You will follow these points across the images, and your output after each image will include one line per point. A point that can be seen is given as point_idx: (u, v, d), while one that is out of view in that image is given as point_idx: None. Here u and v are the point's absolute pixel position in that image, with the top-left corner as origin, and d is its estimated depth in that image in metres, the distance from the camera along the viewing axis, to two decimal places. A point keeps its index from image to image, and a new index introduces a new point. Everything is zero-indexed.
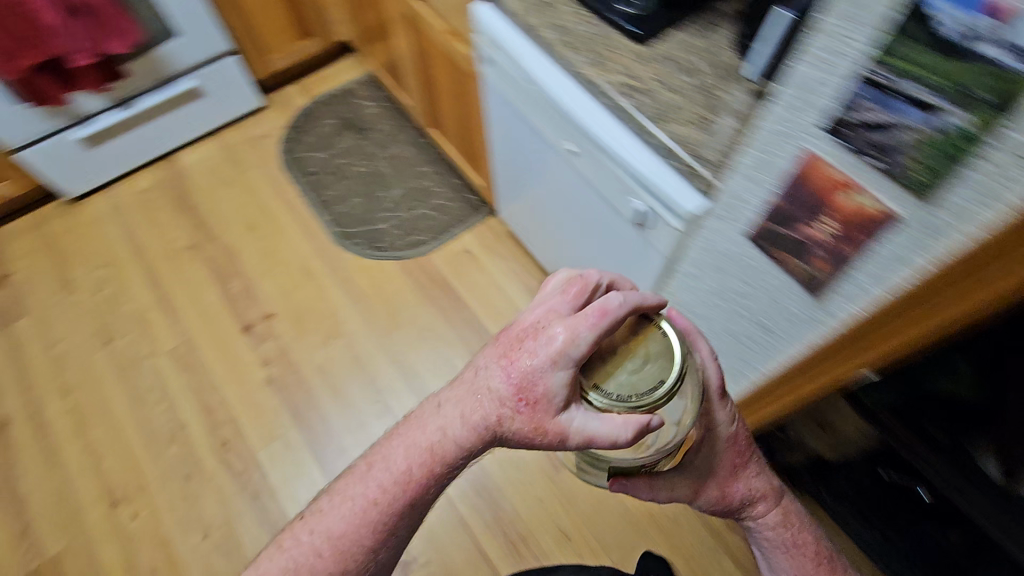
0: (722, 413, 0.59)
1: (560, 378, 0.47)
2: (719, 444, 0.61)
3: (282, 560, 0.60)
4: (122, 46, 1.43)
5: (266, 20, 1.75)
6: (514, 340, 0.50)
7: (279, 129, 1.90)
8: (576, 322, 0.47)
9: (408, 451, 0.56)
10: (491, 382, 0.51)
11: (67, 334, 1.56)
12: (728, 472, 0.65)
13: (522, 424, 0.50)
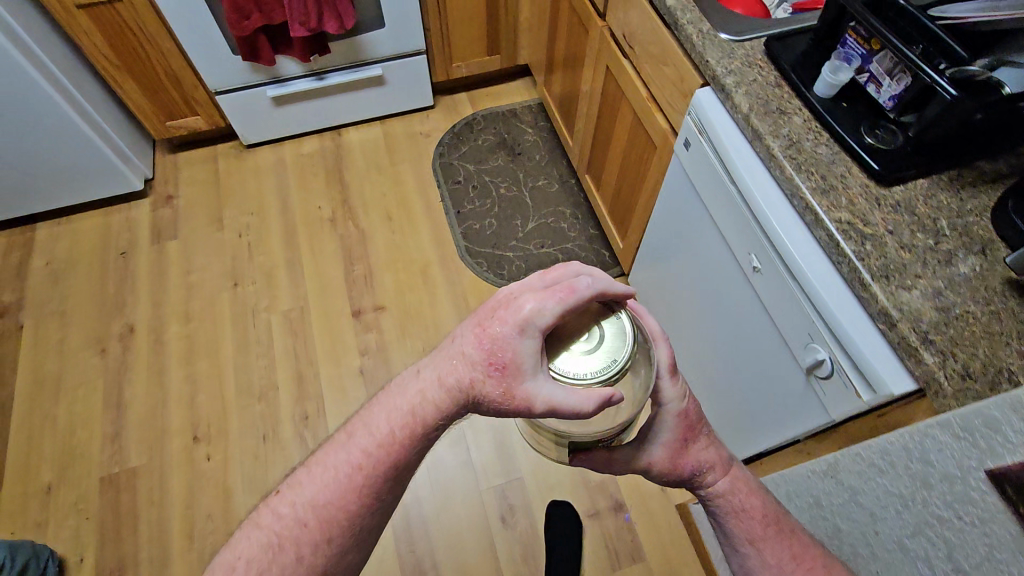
0: (674, 382, 0.60)
1: (530, 347, 0.49)
2: (668, 415, 0.61)
3: (260, 535, 0.58)
4: (337, 28, 1.52)
5: (462, 30, 1.79)
6: (488, 309, 0.51)
7: (441, 132, 1.96)
8: (548, 301, 0.48)
9: (388, 416, 0.56)
10: (462, 349, 0.51)
11: (204, 267, 1.68)
12: (678, 448, 0.63)
13: (490, 390, 0.50)
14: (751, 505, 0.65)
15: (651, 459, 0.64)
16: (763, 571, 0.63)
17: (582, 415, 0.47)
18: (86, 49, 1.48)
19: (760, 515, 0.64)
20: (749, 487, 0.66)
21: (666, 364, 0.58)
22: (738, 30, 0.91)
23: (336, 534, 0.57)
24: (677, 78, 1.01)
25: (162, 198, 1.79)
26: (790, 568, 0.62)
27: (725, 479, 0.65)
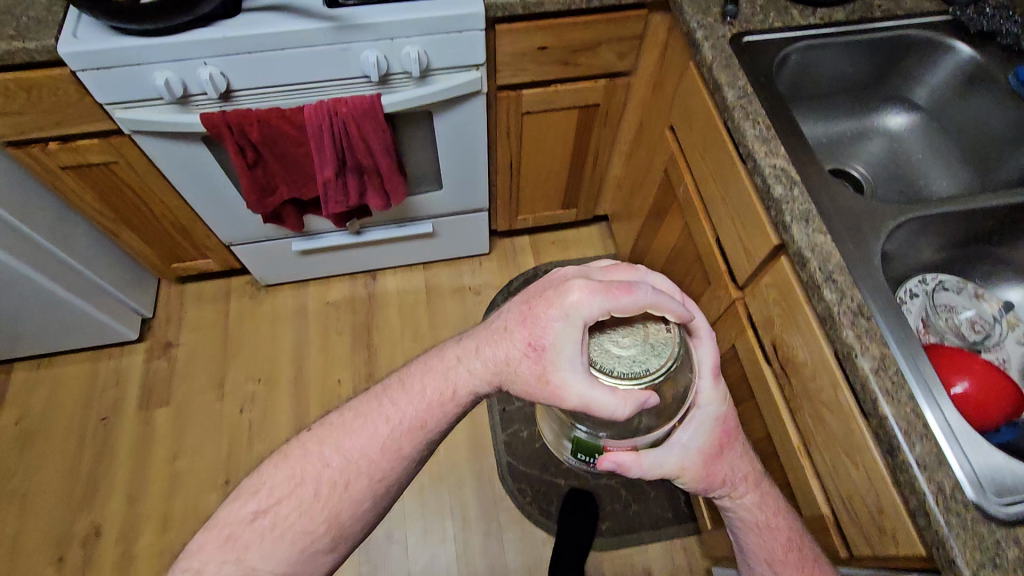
0: (711, 383, 0.53)
1: (570, 335, 0.49)
2: (704, 421, 0.54)
3: (287, 469, 0.60)
4: (381, 204, 1.19)
5: (536, 189, 1.45)
6: (540, 291, 0.53)
7: (493, 289, 1.63)
8: (597, 297, 0.49)
9: (425, 375, 0.59)
10: (507, 326, 0.55)
11: (194, 450, 1.39)
12: (713, 455, 0.57)
13: (526, 369, 0.52)
14: (774, 518, 0.62)
15: (678, 470, 0.56)
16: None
17: (613, 419, 0.46)
18: (74, 205, 1.19)
19: (772, 512, 0.62)
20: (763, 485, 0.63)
21: (707, 368, 0.52)
22: (1006, 501, 0.56)
23: (357, 481, 0.58)
24: (869, 494, 0.66)
25: (160, 343, 1.52)
26: None
27: (749, 473, 0.61)
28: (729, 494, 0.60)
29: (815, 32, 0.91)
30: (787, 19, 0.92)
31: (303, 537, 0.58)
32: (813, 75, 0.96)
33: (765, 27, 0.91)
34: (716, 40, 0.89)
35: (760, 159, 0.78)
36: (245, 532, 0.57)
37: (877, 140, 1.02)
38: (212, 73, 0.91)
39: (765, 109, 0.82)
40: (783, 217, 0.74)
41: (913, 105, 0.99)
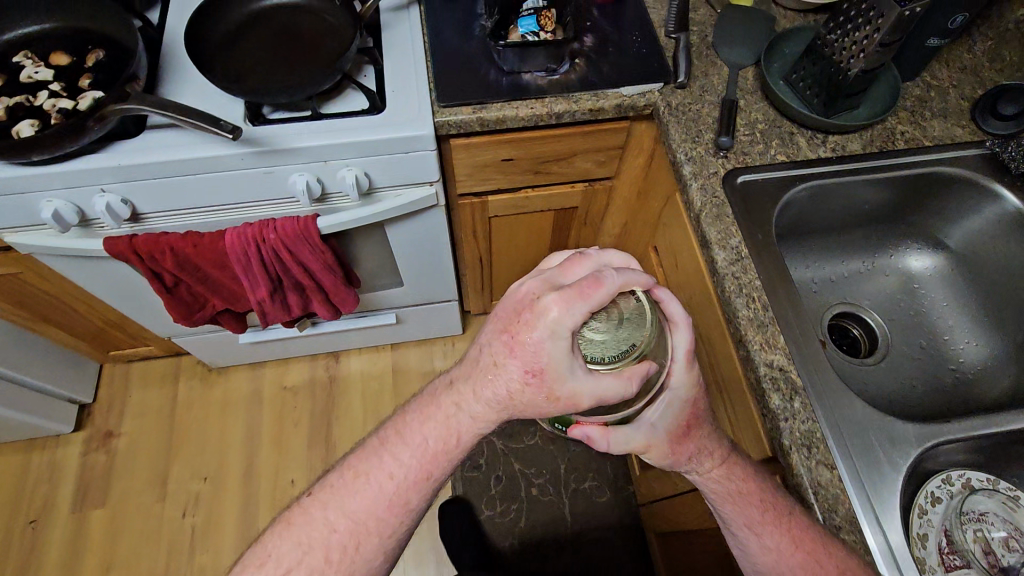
0: (681, 362, 0.49)
1: (562, 351, 0.46)
2: (675, 403, 0.50)
3: (290, 542, 0.55)
4: (329, 314, 1.05)
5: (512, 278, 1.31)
6: (513, 314, 0.49)
7: None
8: (575, 305, 0.45)
9: (425, 422, 0.55)
10: (497, 361, 0.50)
11: (130, 559, 1.28)
12: (679, 436, 0.53)
13: (532, 398, 0.49)
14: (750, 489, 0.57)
15: (636, 446, 0.52)
16: (763, 561, 0.55)
17: (626, 398, 0.46)
18: None
19: (750, 486, 0.56)
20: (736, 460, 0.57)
21: (682, 354, 0.49)
22: None
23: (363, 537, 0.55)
24: None
25: (101, 433, 1.40)
26: (790, 558, 0.54)
27: (711, 450, 0.55)
28: (693, 469, 0.55)
29: (825, 170, 0.77)
30: (791, 151, 0.78)
31: None
32: (824, 209, 0.81)
33: (766, 162, 0.77)
34: (706, 180, 0.75)
35: (754, 352, 0.63)
36: None
37: (894, 282, 0.87)
38: (109, 201, 0.77)
39: (757, 278, 0.68)
40: (780, 437, 0.60)
41: (937, 248, 0.85)
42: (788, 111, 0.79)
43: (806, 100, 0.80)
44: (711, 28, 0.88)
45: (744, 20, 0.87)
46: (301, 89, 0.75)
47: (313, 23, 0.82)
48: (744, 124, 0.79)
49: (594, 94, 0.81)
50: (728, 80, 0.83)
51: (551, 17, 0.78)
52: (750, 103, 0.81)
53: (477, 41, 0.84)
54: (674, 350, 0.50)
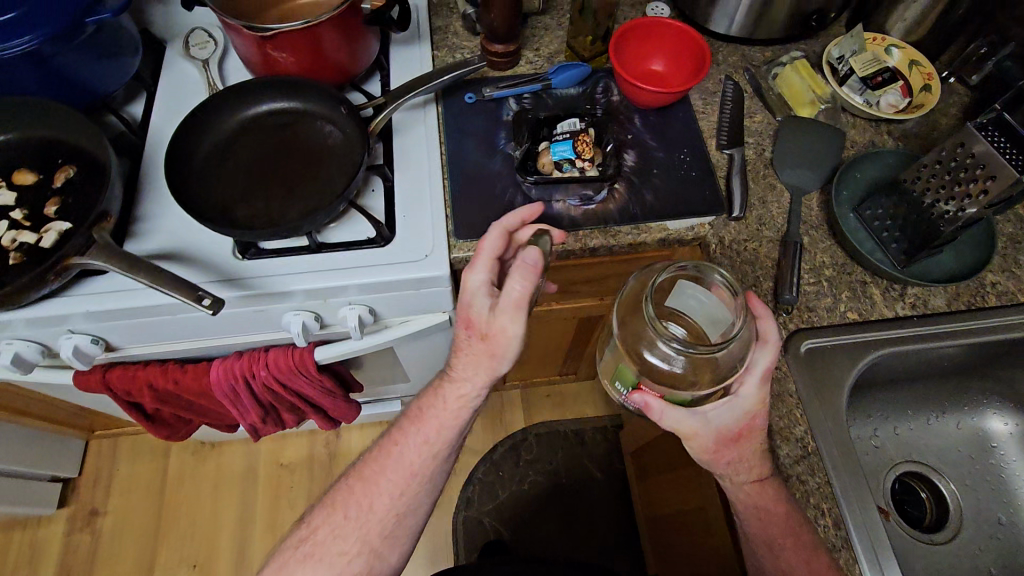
0: (761, 378, 0.55)
1: (484, 302, 0.58)
2: (735, 406, 0.55)
3: (324, 515, 0.66)
4: (327, 426, 0.95)
5: (524, 363, 1.22)
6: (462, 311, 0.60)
7: (474, 453, 1.42)
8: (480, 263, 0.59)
9: (433, 403, 0.65)
10: (461, 344, 0.61)
11: None
12: (728, 439, 0.56)
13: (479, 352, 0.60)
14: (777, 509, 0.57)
15: (683, 431, 0.55)
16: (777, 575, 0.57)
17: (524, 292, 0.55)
18: None
19: (781, 508, 0.57)
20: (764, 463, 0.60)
21: (760, 369, 0.55)
22: None
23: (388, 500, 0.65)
24: None
25: (86, 511, 1.32)
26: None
27: (752, 453, 0.57)
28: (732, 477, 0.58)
29: (904, 333, 0.66)
30: (863, 307, 0.67)
31: (339, 559, 0.63)
32: (896, 366, 0.69)
33: (834, 322, 0.66)
34: None
35: None
36: (291, 560, 0.64)
37: (966, 442, 0.76)
38: (77, 343, 0.68)
39: (822, 478, 0.60)
40: None
41: (1022, 410, 0.74)
42: (859, 257, 0.68)
43: (880, 241, 0.69)
44: (770, 142, 0.77)
45: (808, 136, 0.76)
46: (296, 228, 0.65)
47: (312, 134, 0.73)
48: (808, 271, 0.69)
49: (636, 228, 0.70)
50: (790, 211, 0.72)
51: (587, 141, 0.69)
52: (814, 242, 0.70)
53: (501, 158, 0.74)
54: (753, 363, 0.55)
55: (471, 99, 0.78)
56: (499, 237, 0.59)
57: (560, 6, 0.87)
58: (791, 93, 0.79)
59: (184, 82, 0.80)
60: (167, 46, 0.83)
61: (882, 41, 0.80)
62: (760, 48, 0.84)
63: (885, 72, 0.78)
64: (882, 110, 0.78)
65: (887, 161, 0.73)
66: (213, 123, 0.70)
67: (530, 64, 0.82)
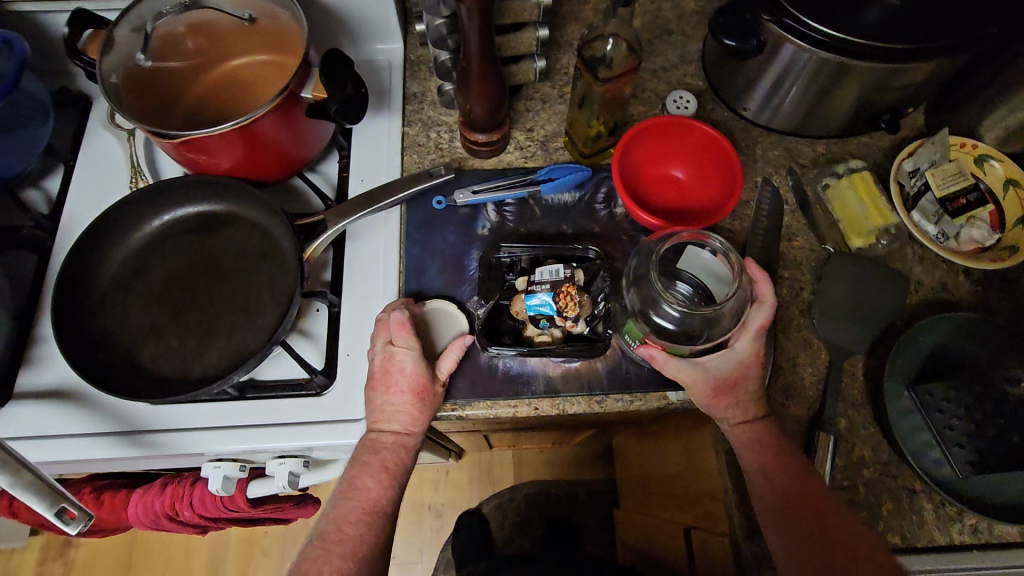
0: (756, 331, 0.53)
1: (413, 360, 0.53)
2: (731, 357, 0.53)
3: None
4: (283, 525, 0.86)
5: (514, 437, 1.11)
6: (380, 373, 0.54)
7: (459, 509, 1.33)
8: (406, 341, 0.53)
9: (396, 397, 0.53)
10: (387, 402, 0.54)
11: None
12: (724, 389, 0.53)
13: (421, 409, 0.54)
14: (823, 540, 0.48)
15: (686, 379, 0.53)
16: None
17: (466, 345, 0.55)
18: None
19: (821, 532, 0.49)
20: (823, 498, 0.51)
21: (755, 324, 0.53)
22: None
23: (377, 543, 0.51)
24: None
25: (58, 542, 1.28)
26: None
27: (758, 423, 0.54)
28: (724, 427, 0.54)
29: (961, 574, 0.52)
30: (908, 528, 0.53)
31: None
32: None
33: None
34: None
35: None
36: None
37: None
38: None
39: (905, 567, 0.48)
40: None
41: None
42: (911, 461, 0.53)
43: (941, 438, 0.53)
44: (810, 278, 0.62)
45: (861, 280, 0.60)
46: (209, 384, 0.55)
47: (235, 245, 0.60)
48: (842, 469, 0.55)
49: (628, 395, 0.57)
50: (827, 382, 0.57)
51: (574, 293, 0.55)
52: (854, 427, 0.56)
53: (469, 291, 0.60)
54: (749, 322, 0.53)
55: (441, 204, 0.63)
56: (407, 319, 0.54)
57: (564, 70, 0.70)
58: (846, 216, 0.63)
59: (108, 157, 0.68)
60: (92, 107, 0.70)
61: (971, 149, 0.63)
62: (809, 141, 0.68)
63: (973, 192, 0.60)
64: (960, 244, 0.61)
65: (961, 325, 0.56)
66: (130, 234, 0.60)
67: (521, 150, 0.67)
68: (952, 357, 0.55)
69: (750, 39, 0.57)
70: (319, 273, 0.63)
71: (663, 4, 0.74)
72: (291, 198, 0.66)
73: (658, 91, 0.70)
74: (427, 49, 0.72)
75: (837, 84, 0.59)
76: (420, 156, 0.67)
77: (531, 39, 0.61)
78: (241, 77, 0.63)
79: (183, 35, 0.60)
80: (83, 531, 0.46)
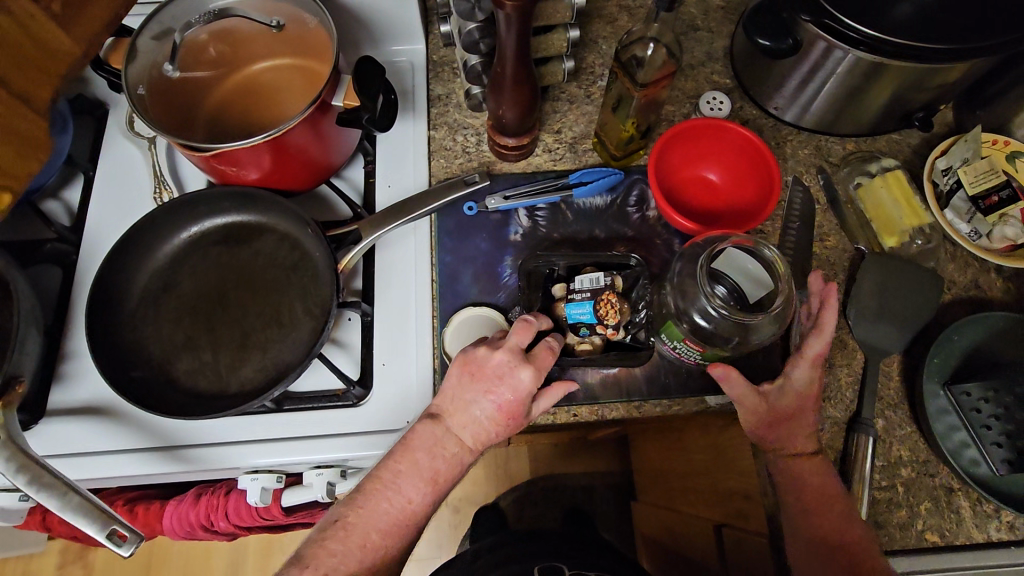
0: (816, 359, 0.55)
1: (530, 388, 0.50)
2: (791, 388, 0.54)
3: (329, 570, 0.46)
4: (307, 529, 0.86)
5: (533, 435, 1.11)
6: (489, 377, 0.50)
7: (476, 505, 1.34)
8: (539, 368, 0.50)
9: (489, 411, 0.50)
10: (474, 407, 0.50)
11: None
12: (779, 418, 0.53)
13: (498, 427, 0.51)
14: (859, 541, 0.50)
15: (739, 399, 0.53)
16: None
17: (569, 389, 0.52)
18: None
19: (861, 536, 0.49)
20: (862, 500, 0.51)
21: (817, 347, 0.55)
22: None
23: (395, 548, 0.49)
24: None
25: (76, 546, 1.28)
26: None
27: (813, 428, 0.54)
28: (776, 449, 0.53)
29: (999, 570, 0.52)
30: (946, 526, 0.54)
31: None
32: None
33: (909, 544, 0.53)
34: None
35: None
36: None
37: None
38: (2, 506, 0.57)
39: None
40: None
41: None
42: (948, 460, 0.54)
43: (978, 437, 0.54)
44: (843, 279, 0.62)
45: (898, 280, 0.59)
46: (248, 398, 0.54)
47: (263, 255, 0.59)
48: (880, 469, 0.55)
49: (666, 401, 0.57)
50: (863, 382, 0.58)
51: (614, 301, 0.53)
52: (891, 427, 0.57)
53: (504, 297, 0.60)
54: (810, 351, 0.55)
55: (472, 210, 0.63)
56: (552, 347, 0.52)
57: (591, 69, 0.69)
58: (879, 216, 0.63)
59: (129, 166, 0.66)
60: (110, 114, 0.68)
61: (1003, 146, 0.63)
62: (839, 138, 0.68)
63: (1006, 189, 0.59)
64: (992, 243, 0.61)
65: (1001, 326, 0.56)
66: (158, 246, 0.59)
67: (549, 153, 0.66)
68: (988, 357, 0.56)
69: (786, 39, 0.57)
70: (350, 280, 0.62)
71: (688, 1, 0.73)
72: (319, 206, 0.66)
73: (687, 90, 0.69)
74: (450, 49, 0.71)
75: (871, 83, 0.58)
76: (447, 160, 0.66)
77: (562, 40, 0.61)
78: (264, 82, 0.61)
79: (207, 43, 0.58)
80: (135, 552, 0.46)
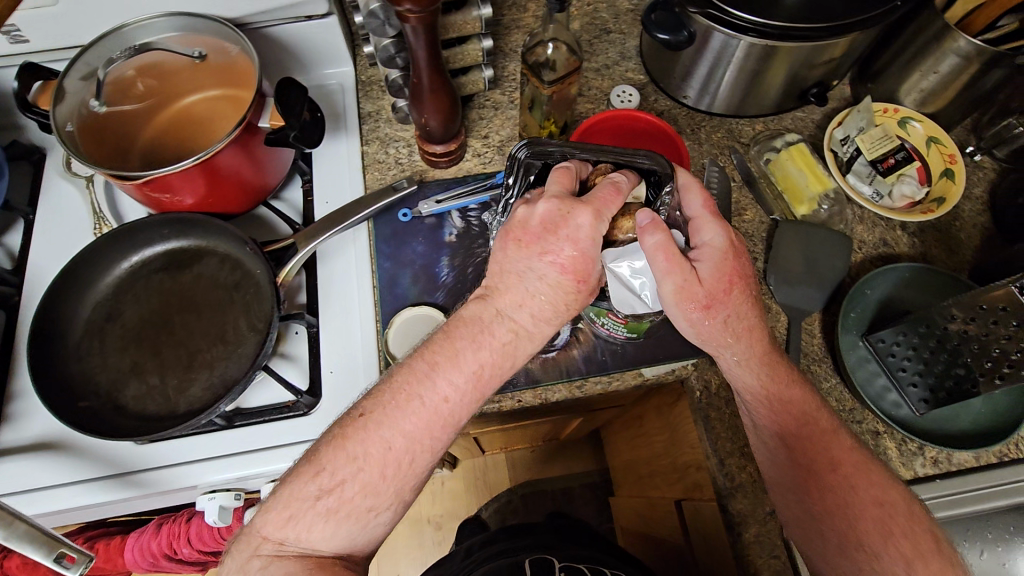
0: (725, 239, 0.49)
1: (593, 230, 0.43)
2: (713, 256, 0.48)
3: None
4: None
5: (508, 440, 1.11)
6: (543, 230, 0.44)
7: (459, 520, 1.32)
8: (602, 206, 0.44)
9: (554, 267, 0.43)
10: (534, 270, 0.43)
11: None
12: (708, 294, 0.48)
13: (568, 290, 0.44)
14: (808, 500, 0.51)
15: (668, 277, 0.47)
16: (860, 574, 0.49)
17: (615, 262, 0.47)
18: None
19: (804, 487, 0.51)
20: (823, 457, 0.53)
21: (701, 208, 0.49)
22: None
23: (426, 457, 0.43)
24: None
25: None
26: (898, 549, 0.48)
27: (776, 391, 0.52)
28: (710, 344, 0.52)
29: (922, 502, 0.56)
30: None
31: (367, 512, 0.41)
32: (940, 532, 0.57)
33: None
34: (761, 528, 0.56)
35: None
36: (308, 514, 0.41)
37: None
38: None
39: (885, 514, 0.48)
40: None
41: None
42: (871, 406, 0.57)
43: (896, 381, 0.57)
44: (762, 246, 0.66)
45: (810, 243, 0.63)
46: (195, 415, 0.55)
47: (199, 280, 0.61)
48: None
49: (606, 377, 0.60)
50: (788, 339, 0.61)
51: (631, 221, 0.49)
52: (817, 381, 0.60)
53: (444, 294, 0.62)
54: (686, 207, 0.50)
55: (407, 216, 0.66)
56: (614, 189, 0.44)
57: (511, 76, 0.73)
58: (789, 186, 0.68)
59: (69, 205, 0.68)
60: (48, 158, 0.70)
61: (893, 113, 0.68)
62: (748, 121, 0.73)
63: (900, 152, 0.66)
64: (894, 201, 0.66)
65: (902, 276, 0.60)
66: (99, 279, 0.61)
67: (478, 157, 0.70)
68: (899, 306, 0.60)
69: (682, 32, 0.61)
70: (294, 296, 0.64)
71: (599, 6, 0.78)
72: (258, 225, 0.68)
73: (603, 88, 0.74)
74: (378, 69, 0.75)
75: (766, 65, 0.63)
76: (381, 172, 0.69)
77: (476, 49, 0.64)
78: (197, 112, 0.63)
79: (134, 78, 0.61)
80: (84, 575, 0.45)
